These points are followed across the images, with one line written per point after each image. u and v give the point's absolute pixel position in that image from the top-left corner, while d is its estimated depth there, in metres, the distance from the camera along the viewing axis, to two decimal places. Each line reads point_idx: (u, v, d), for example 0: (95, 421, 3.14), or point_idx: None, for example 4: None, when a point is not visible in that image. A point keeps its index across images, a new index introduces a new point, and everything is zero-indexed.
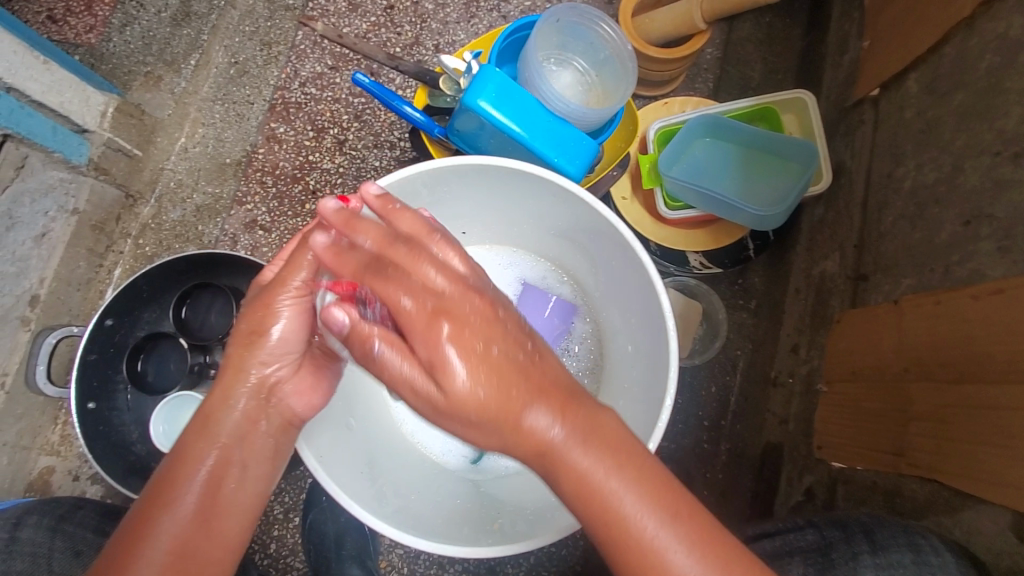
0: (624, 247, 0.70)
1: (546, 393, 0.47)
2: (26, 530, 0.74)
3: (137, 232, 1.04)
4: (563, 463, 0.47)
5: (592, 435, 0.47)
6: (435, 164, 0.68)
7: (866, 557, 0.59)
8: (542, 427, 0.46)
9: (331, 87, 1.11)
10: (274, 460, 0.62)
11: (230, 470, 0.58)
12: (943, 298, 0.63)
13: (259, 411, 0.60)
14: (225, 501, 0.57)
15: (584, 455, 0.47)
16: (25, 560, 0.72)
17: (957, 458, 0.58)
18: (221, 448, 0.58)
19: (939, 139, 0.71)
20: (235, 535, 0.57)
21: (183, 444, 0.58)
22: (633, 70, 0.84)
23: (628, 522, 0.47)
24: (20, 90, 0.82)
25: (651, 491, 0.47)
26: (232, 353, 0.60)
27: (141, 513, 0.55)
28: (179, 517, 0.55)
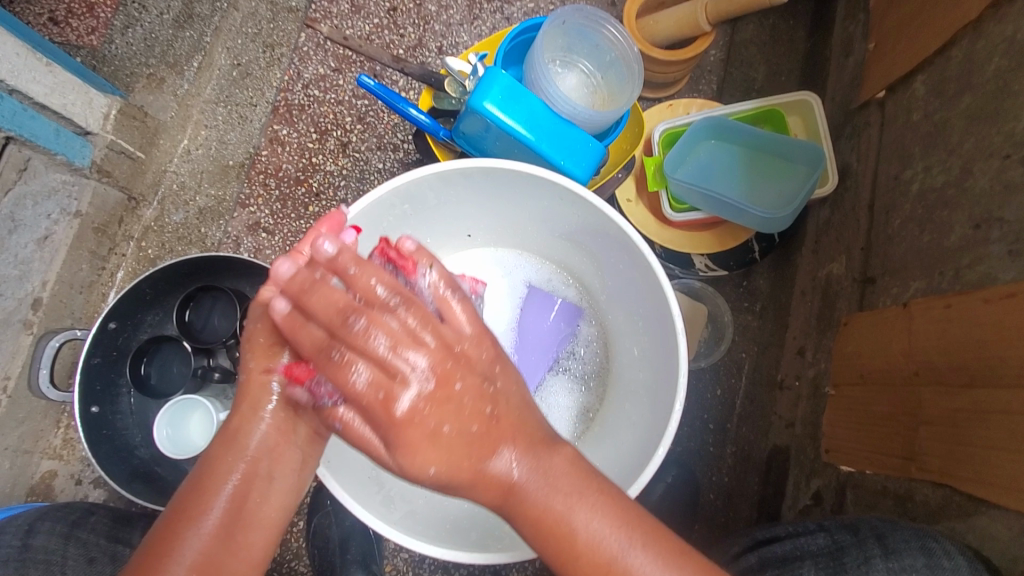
0: (631, 250, 0.70)
1: (508, 429, 0.50)
2: (39, 536, 0.73)
3: (139, 234, 1.04)
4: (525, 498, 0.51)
5: (547, 477, 0.51)
6: (442, 167, 0.68)
7: (877, 561, 0.59)
8: (498, 459, 0.50)
9: (334, 89, 1.11)
10: (300, 472, 0.61)
11: (255, 484, 0.58)
12: (954, 301, 0.62)
13: (287, 422, 0.59)
14: (248, 515, 0.57)
15: (540, 495, 0.51)
16: (39, 567, 0.71)
17: (970, 463, 0.57)
18: (248, 463, 0.58)
19: (948, 142, 0.71)
20: (258, 550, 0.57)
21: (211, 457, 0.58)
22: (640, 72, 0.84)
23: (584, 549, 0.50)
24: (23, 92, 0.82)
25: (614, 517, 0.52)
26: (253, 365, 0.58)
27: (164, 529, 0.54)
28: (202, 533, 0.54)
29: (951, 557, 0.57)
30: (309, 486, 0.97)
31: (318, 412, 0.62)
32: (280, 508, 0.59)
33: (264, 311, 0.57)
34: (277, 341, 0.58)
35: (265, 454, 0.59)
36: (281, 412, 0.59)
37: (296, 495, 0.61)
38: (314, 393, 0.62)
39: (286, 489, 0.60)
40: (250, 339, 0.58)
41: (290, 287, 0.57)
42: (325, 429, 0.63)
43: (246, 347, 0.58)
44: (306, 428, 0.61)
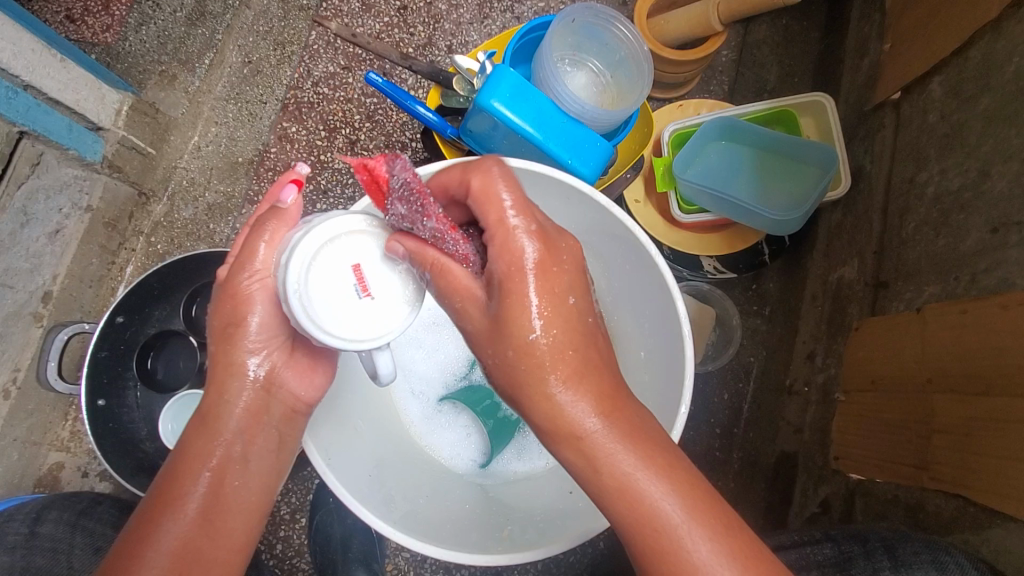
0: (638, 250, 0.69)
1: (576, 370, 0.49)
2: (47, 525, 0.74)
3: (149, 230, 1.05)
4: (596, 451, 0.47)
5: (630, 436, 0.48)
6: (444, 165, 0.67)
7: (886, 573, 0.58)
8: (580, 413, 0.48)
9: (343, 87, 1.11)
10: (278, 453, 0.63)
11: (232, 469, 0.60)
12: (970, 307, 0.61)
13: (260, 402, 0.62)
14: (227, 500, 0.59)
15: (618, 448, 0.47)
16: (46, 555, 0.72)
17: (985, 474, 0.56)
18: (223, 447, 0.60)
19: (965, 144, 0.69)
20: (240, 535, 0.58)
21: (184, 441, 0.60)
22: (649, 71, 0.83)
23: (650, 509, 0.46)
24: (37, 88, 0.83)
25: (681, 487, 0.47)
26: (217, 351, 0.60)
27: (143, 517, 0.56)
28: (182, 519, 0.56)
29: (962, 569, 0.55)
30: (312, 483, 0.96)
31: (292, 391, 0.63)
32: (259, 492, 0.61)
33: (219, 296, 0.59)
34: (231, 323, 0.59)
35: (239, 438, 0.60)
36: (253, 395, 0.61)
37: (275, 476, 0.63)
38: (285, 371, 0.63)
39: (263, 470, 0.62)
40: (208, 324, 0.61)
41: (240, 265, 0.58)
42: (300, 408, 0.64)
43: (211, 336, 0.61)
44: (279, 408, 0.63)
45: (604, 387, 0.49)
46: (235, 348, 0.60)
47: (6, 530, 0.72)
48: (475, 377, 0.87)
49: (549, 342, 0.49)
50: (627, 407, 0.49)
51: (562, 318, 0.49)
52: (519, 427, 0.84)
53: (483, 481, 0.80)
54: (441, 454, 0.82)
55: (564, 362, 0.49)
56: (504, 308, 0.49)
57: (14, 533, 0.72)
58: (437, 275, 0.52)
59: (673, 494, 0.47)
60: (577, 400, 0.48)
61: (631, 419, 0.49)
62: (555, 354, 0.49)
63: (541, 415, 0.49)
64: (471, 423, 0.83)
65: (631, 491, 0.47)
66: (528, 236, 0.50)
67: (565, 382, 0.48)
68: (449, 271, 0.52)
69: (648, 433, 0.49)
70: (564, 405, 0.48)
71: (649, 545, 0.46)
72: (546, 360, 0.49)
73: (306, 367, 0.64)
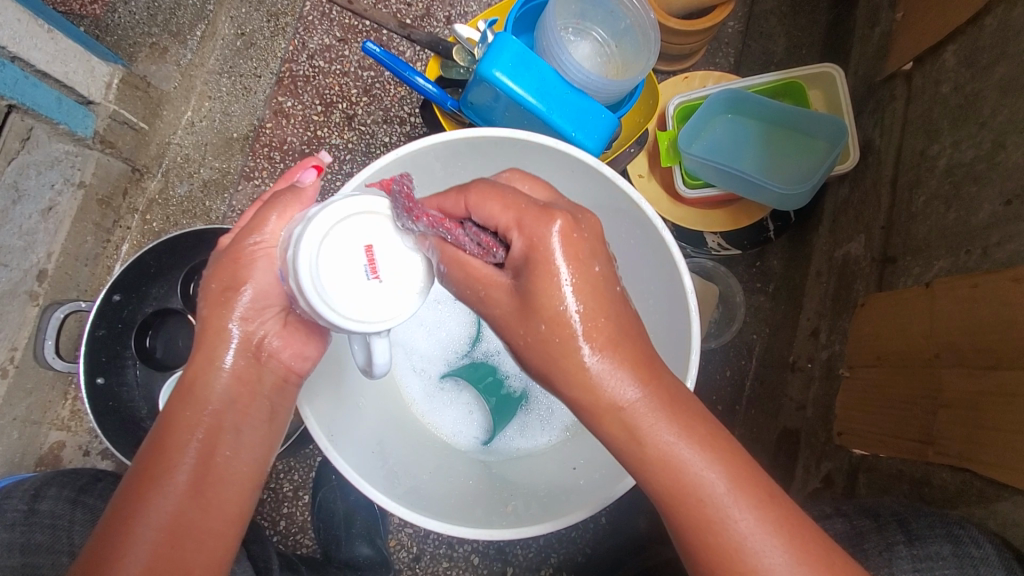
0: (644, 226, 0.68)
1: (626, 339, 0.47)
2: (46, 501, 0.74)
3: (144, 207, 1.03)
4: (638, 423, 0.45)
5: (666, 405, 0.46)
6: (446, 138, 0.66)
7: (901, 547, 0.58)
8: (623, 383, 0.45)
9: (339, 60, 1.08)
10: (271, 421, 0.63)
11: (222, 438, 0.59)
12: (982, 281, 0.60)
13: (249, 371, 0.61)
14: (218, 470, 0.58)
15: (659, 419, 0.45)
16: (46, 531, 0.72)
17: (991, 448, 0.56)
18: (210, 417, 0.59)
19: (979, 114, 0.68)
20: (234, 504, 0.58)
21: (168, 414, 0.59)
22: (656, 40, 0.80)
23: (696, 486, 0.45)
24: (24, 60, 0.80)
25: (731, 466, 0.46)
26: (209, 315, 0.60)
27: (129, 491, 0.55)
28: (170, 491, 0.55)
29: (976, 542, 0.55)
30: (315, 461, 0.96)
31: (283, 360, 0.63)
32: (252, 461, 0.60)
33: (222, 259, 0.59)
34: (231, 286, 0.59)
35: (228, 406, 0.60)
36: (241, 358, 0.61)
37: (268, 447, 0.62)
38: (276, 340, 0.62)
39: (253, 440, 0.61)
40: (205, 288, 0.61)
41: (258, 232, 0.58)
42: (293, 377, 0.64)
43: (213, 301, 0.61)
44: (270, 376, 0.63)
45: (634, 363, 0.46)
46: (231, 313, 0.60)
47: (6, 506, 0.73)
48: (477, 354, 0.86)
49: (580, 313, 0.46)
50: (666, 380, 0.47)
51: (592, 291, 0.46)
52: (522, 403, 0.84)
53: (486, 457, 0.80)
54: (444, 432, 0.82)
55: (597, 333, 0.46)
56: (526, 288, 0.46)
57: (15, 509, 0.72)
58: (456, 268, 0.49)
59: (720, 465, 0.45)
60: (615, 371, 0.46)
61: (667, 397, 0.46)
62: (588, 326, 0.46)
63: (575, 387, 0.46)
64: (473, 400, 0.84)
65: (672, 466, 0.45)
66: (534, 178, 0.54)
67: (613, 342, 0.46)
68: (467, 263, 0.49)
69: (689, 407, 0.47)
70: (599, 375, 0.46)
71: (694, 519, 0.45)
72: (564, 333, 0.46)
73: (298, 339, 0.64)
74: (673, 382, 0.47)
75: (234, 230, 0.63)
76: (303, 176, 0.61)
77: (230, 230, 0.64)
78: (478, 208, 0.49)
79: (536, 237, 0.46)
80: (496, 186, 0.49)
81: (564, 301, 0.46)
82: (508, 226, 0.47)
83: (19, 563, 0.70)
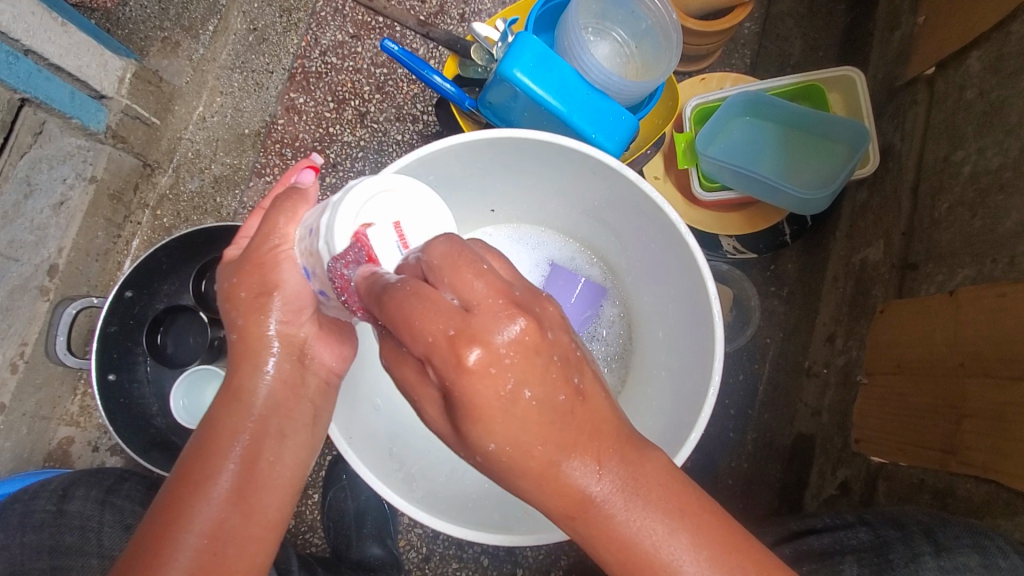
0: (667, 229, 0.67)
1: (579, 447, 0.40)
2: (75, 501, 0.73)
3: (155, 203, 1.02)
4: (603, 522, 0.41)
5: (635, 488, 0.41)
6: (465, 138, 0.65)
7: (928, 558, 0.57)
8: (581, 487, 0.40)
9: (352, 56, 1.07)
10: (314, 426, 0.62)
11: (266, 444, 0.58)
12: (1009, 290, 0.59)
13: (293, 374, 0.61)
14: (262, 475, 0.57)
15: (625, 507, 0.41)
16: (74, 532, 0.72)
17: (1016, 459, 0.55)
18: (256, 422, 0.58)
19: (1006, 121, 0.67)
20: (275, 511, 0.57)
21: (210, 417, 0.58)
22: (677, 42, 0.79)
23: (672, 569, 0.41)
24: (38, 53, 0.80)
25: (711, 547, 0.42)
26: (248, 321, 0.59)
27: (170, 497, 0.55)
28: (212, 499, 0.55)
29: (1005, 555, 0.55)
30: (325, 459, 0.96)
31: (325, 362, 0.63)
32: (293, 467, 0.60)
33: (243, 266, 0.58)
34: (264, 292, 0.58)
35: (273, 411, 0.59)
36: (285, 362, 0.60)
37: (309, 453, 0.62)
38: (316, 344, 0.62)
39: (298, 446, 0.60)
40: (233, 296, 0.59)
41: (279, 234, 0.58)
42: (335, 379, 0.64)
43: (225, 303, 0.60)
44: (313, 379, 0.62)
45: (601, 450, 0.41)
46: (269, 319, 0.59)
47: (33, 506, 0.72)
48: None
49: (507, 446, 0.39)
50: (630, 466, 0.42)
51: (522, 424, 0.38)
52: None
53: None
54: None
55: (534, 461, 0.39)
56: (458, 425, 0.40)
57: (43, 509, 0.72)
58: (395, 367, 0.44)
59: (693, 544, 0.42)
60: (578, 472, 0.40)
61: (630, 480, 0.41)
62: (532, 450, 0.39)
63: (536, 493, 0.41)
64: None
65: (640, 549, 0.41)
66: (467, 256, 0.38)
67: (558, 453, 0.40)
68: (402, 364, 0.43)
69: (664, 485, 0.42)
70: (556, 481, 0.40)
71: None
72: (504, 463, 0.40)
73: (334, 341, 0.63)
74: (640, 452, 0.42)
75: (237, 243, 0.63)
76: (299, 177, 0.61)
77: (232, 244, 0.64)
78: (393, 322, 0.39)
79: (450, 382, 0.37)
80: (403, 298, 0.38)
81: (489, 441, 0.39)
82: (420, 358, 0.38)
83: (48, 566, 0.70)
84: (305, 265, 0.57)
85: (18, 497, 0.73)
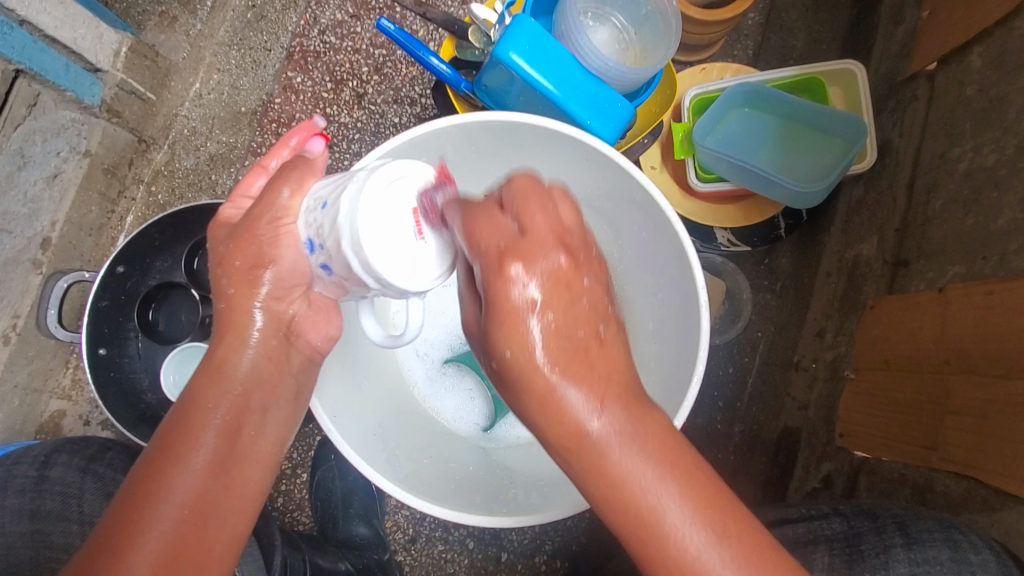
0: (658, 219, 0.67)
1: (594, 382, 0.41)
2: (56, 468, 0.74)
3: (150, 178, 1.01)
4: (601, 456, 0.42)
5: (635, 438, 0.42)
6: (458, 120, 0.64)
7: (899, 550, 0.56)
8: (581, 416, 0.41)
9: (351, 36, 1.06)
10: (296, 400, 0.63)
11: (248, 418, 0.59)
12: (997, 288, 0.59)
13: (279, 351, 0.61)
14: (242, 449, 0.58)
15: (626, 454, 0.41)
16: (56, 499, 0.72)
17: (995, 456, 0.55)
18: (237, 395, 0.59)
19: (1003, 119, 0.66)
20: (256, 485, 0.58)
21: (191, 392, 0.58)
22: (676, 29, 0.79)
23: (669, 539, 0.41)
24: (33, 23, 0.79)
25: (701, 506, 0.42)
26: (233, 294, 0.59)
27: (149, 468, 0.54)
28: (194, 470, 0.55)
29: (987, 555, 0.54)
30: (314, 439, 0.97)
31: (311, 341, 0.64)
32: (273, 442, 0.61)
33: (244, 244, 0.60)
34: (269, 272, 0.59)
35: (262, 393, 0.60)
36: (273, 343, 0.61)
37: (290, 427, 0.63)
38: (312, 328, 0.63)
39: (276, 420, 0.61)
40: (230, 268, 0.60)
41: (268, 211, 0.58)
42: (317, 358, 0.65)
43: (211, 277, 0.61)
44: (290, 357, 0.63)
45: (611, 393, 0.41)
46: (259, 293, 0.59)
47: (15, 471, 0.73)
48: None
49: (543, 344, 0.41)
50: (635, 407, 0.42)
51: (558, 341, 0.41)
52: None
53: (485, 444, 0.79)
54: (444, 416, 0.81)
55: (555, 371, 0.41)
56: (491, 323, 0.42)
57: (24, 474, 0.73)
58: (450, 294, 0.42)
59: (684, 500, 0.42)
60: (583, 406, 0.41)
61: (636, 424, 0.42)
62: (551, 364, 0.41)
63: (544, 418, 0.42)
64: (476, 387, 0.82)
65: (641, 509, 0.42)
66: (549, 200, 0.43)
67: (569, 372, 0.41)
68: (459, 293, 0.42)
69: (669, 445, 0.43)
70: (568, 407, 0.41)
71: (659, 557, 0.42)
72: (538, 366, 0.41)
73: (325, 323, 0.65)
74: (644, 408, 0.43)
75: (233, 205, 0.64)
76: (309, 145, 0.64)
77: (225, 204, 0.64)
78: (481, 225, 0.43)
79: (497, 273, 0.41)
80: (482, 209, 0.43)
81: (523, 339, 0.41)
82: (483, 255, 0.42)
83: (28, 531, 0.71)
84: (309, 238, 0.56)
85: (1, 467, 0.74)
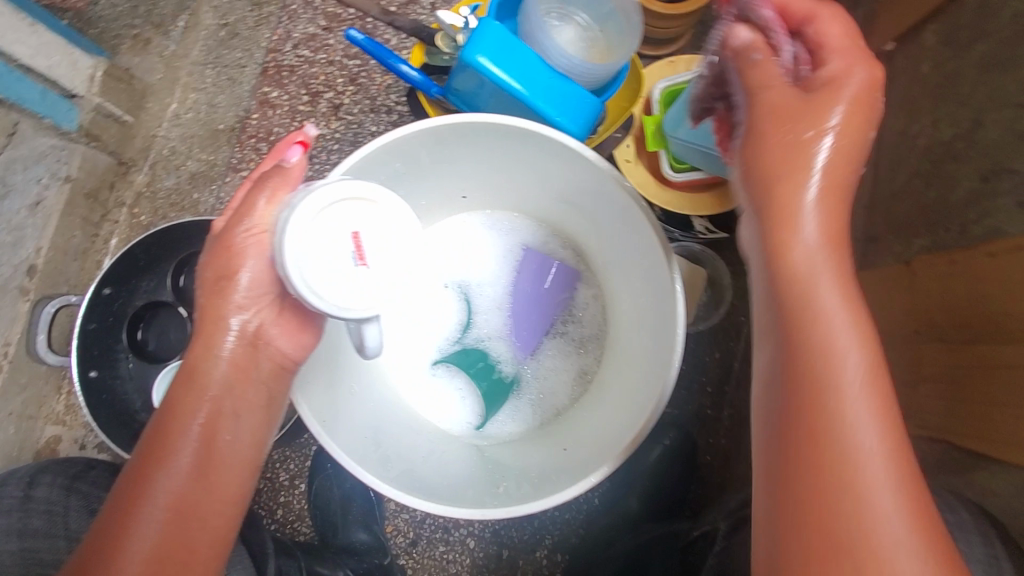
0: (631, 210, 0.68)
1: (847, 289, 0.46)
2: (41, 488, 0.75)
3: (131, 201, 1.03)
4: (834, 379, 0.44)
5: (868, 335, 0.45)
6: (430, 124, 0.66)
7: None
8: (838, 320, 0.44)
9: (324, 49, 1.07)
10: (268, 407, 0.63)
11: (223, 423, 0.59)
12: (958, 257, 0.61)
13: (247, 357, 0.62)
14: (220, 452, 0.59)
15: (846, 350, 0.44)
16: (42, 516, 0.73)
17: (968, 419, 0.57)
18: (212, 402, 0.59)
19: (957, 94, 0.68)
20: (234, 486, 0.59)
21: (169, 399, 0.59)
22: (639, 24, 0.82)
23: (853, 460, 0.42)
24: (7, 54, 0.79)
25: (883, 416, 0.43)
26: (206, 303, 0.61)
27: (132, 475, 0.56)
28: (174, 474, 0.56)
29: None
30: (310, 450, 0.98)
31: (280, 348, 0.64)
32: (251, 445, 0.61)
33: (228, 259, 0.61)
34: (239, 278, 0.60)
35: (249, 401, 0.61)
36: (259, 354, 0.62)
37: (267, 429, 0.63)
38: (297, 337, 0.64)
39: (253, 425, 0.62)
40: (216, 282, 0.61)
41: (238, 219, 0.60)
42: (288, 364, 0.65)
43: (200, 287, 0.62)
44: (278, 367, 0.64)
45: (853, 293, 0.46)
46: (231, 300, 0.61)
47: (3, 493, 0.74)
48: (468, 340, 0.88)
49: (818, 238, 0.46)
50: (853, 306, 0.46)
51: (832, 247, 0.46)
52: (514, 388, 0.85)
53: (479, 441, 0.81)
54: (436, 417, 0.83)
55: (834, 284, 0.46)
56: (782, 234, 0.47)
57: (12, 495, 0.74)
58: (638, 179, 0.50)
59: (878, 419, 0.43)
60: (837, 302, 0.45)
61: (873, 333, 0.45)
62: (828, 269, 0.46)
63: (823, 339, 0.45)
64: (465, 386, 0.85)
65: (840, 424, 0.43)
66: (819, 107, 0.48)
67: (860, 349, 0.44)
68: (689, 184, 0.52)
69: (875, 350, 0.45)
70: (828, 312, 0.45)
71: (843, 493, 0.42)
72: (796, 273, 0.46)
73: (294, 328, 0.64)
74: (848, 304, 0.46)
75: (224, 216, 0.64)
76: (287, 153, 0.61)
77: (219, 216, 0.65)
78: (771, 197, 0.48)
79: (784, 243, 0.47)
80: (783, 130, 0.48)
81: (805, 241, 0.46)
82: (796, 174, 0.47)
83: (18, 549, 0.71)
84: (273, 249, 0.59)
85: None
